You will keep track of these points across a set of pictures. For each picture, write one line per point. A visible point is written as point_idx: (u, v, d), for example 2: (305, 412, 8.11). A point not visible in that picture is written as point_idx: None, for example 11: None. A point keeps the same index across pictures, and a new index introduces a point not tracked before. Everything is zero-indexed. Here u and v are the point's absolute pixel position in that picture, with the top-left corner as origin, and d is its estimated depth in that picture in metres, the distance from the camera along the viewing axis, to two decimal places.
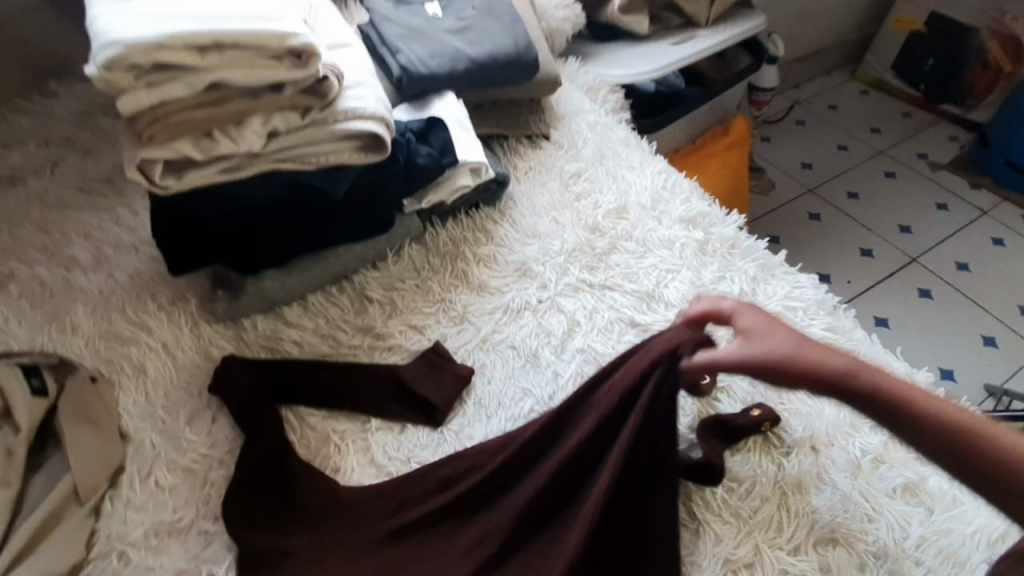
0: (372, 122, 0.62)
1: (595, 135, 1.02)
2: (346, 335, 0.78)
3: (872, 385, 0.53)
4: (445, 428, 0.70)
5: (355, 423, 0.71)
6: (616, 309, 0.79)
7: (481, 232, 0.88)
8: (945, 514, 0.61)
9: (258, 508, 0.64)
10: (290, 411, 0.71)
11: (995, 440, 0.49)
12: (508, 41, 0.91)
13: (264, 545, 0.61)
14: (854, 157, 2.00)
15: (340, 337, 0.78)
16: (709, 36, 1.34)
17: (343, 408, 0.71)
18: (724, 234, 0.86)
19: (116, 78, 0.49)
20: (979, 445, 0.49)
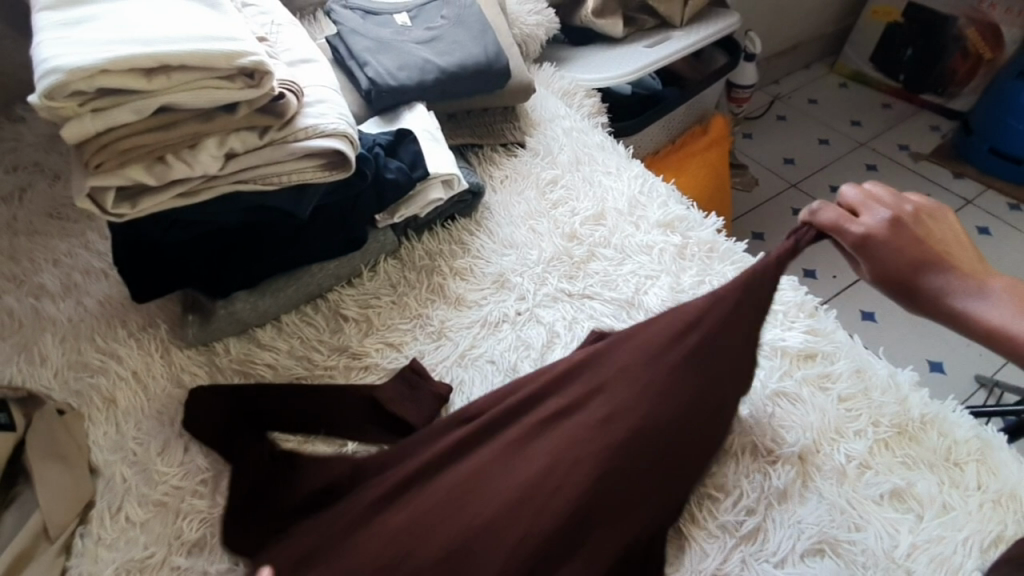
0: (334, 139, 0.61)
1: (571, 141, 1.01)
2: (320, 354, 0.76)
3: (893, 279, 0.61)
4: None
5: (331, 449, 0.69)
6: (596, 318, 0.78)
7: (458, 244, 0.87)
8: (936, 520, 0.60)
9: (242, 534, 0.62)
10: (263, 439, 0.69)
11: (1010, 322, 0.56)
12: (478, 50, 0.90)
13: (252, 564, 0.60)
14: (836, 151, 2.01)
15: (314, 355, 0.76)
16: (684, 37, 1.34)
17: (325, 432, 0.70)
18: (702, 238, 0.84)
19: (59, 106, 0.47)
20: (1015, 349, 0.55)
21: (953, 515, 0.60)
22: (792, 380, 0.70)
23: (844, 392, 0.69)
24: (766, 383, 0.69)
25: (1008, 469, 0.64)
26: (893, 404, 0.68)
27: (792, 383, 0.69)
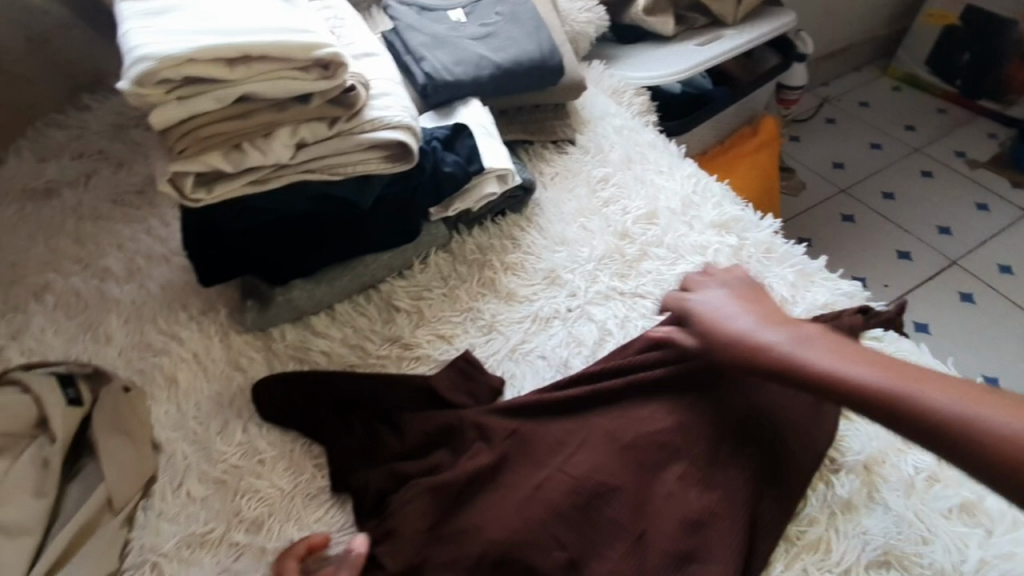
0: (399, 132, 0.62)
1: (622, 139, 1.00)
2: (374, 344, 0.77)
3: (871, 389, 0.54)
4: None
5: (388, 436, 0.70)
6: (648, 317, 0.77)
7: (508, 239, 0.87)
8: (1008, 536, 0.57)
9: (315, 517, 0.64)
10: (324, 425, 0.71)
11: (920, 390, 0.52)
12: (533, 46, 0.90)
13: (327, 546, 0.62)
14: (888, 156, 1.94)
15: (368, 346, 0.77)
16: (737, 36, 1.31)
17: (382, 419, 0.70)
18: (759, 239, 0.83)
19: (147, 93, 0.49)
20: (926, 412, 0.51)
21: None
22: None
23: None
24: None
25: None
26: None
27: None
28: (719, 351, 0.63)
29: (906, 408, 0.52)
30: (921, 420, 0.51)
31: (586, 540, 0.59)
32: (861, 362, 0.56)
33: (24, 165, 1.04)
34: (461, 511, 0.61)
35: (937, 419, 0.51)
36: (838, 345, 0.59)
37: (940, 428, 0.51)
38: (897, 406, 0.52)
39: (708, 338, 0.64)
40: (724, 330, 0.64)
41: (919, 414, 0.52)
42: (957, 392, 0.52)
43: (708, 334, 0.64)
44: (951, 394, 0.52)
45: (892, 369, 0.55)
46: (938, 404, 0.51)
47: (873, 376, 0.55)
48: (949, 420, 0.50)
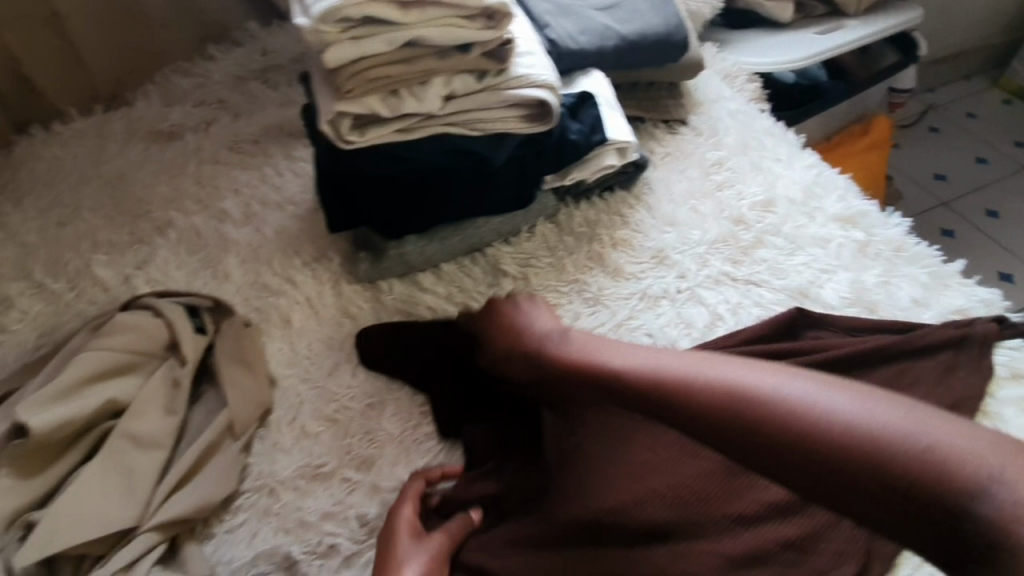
0: (543, 91, 0.61)
1: (737, 124, 0.96)
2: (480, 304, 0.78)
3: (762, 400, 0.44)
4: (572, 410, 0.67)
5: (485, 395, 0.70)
6: (764, 306, 0.74)
7: (616, 215, 0.86)
8: None
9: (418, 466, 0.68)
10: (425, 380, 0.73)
11: (787, 386, 0.44)
12: (659, 20, 0.88)
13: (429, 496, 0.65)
14: (997, 171, 1.81)
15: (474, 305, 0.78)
16: (859, 28, 1.24)
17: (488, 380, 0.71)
18: (888, 237, 0.78)
19: (328, 30, 0.51)
20: (847, 432, 0.40)
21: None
22: (993, 400, 0.64)
23: None
24: None
25: None
26: None
27: (994, 402, 0.64)
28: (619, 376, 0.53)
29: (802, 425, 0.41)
30: (834, 440, 0.40)
31: (692, 508, 0.60)
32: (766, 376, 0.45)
33: (151, 109, 1.10)
34: (573, 465, 0.61)
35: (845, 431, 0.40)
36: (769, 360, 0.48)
37: (873, 459, 0.38)
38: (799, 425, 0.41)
39: (617, 364, 0.54)
40: (624, 359, 0.54)
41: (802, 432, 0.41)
42: (878, 398, 0.41)
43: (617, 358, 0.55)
44: (868, 401, 0.41)
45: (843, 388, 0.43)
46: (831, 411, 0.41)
47: (795, 380, 0.44)
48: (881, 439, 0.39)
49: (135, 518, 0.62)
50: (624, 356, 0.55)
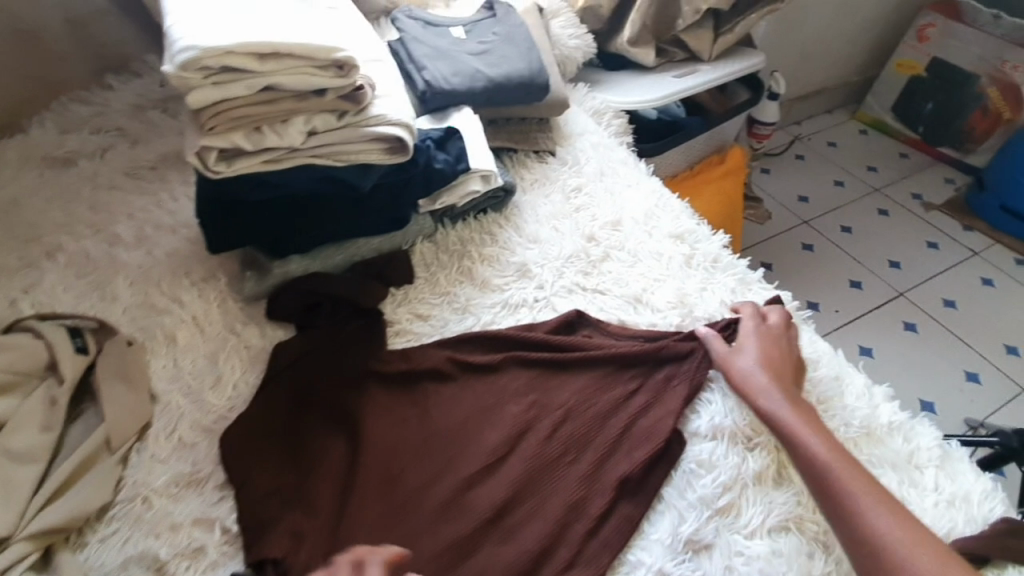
0: (398, 128, 0.71)
1: (597, 155, 1.13)
2: (344, 311, 0.84)
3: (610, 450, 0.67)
4: (406, 408, 0.75)
5: (334, 390, 0.76)
6: (605, 311, 0.87)
7: (487, 235, 0.97)
8: None
9: (253, 457, 0.70)
10: (286, 377, 0.79)
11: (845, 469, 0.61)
12: (523, 65, 1.01)
13: (260, 480, 0.68)
14: (849, 194, 2.09)
15: (340, 311, 0.84)
16: (711, 71, 1.44)
17: (344, 377, 0.78)
18: (708, 250, 0.94)
19: (190, 76, 0.58)
20: (859, 529, 0.57)
21: (911, 511, 0.65)
22: None
23: (822, 395, 0.75)
24: None
25: (963, 477, 0.69)
26: (865, 409, 0.74)
27: None
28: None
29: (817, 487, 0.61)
30: (825, 484, 0.61)
31: (493, 492, 0.67)
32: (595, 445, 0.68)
33: (46, 136, 1.11)
34: (392, 457, 0.70)
35: (868, 544, 0.56)
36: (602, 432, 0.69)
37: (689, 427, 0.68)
38: (808, 464, 0.63)
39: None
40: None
41: (814, 475, 0.62)
42: (907, 525, 0.56)
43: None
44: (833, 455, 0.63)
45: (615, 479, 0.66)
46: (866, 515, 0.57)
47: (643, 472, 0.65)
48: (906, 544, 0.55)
49: (9, 529, 0.64)
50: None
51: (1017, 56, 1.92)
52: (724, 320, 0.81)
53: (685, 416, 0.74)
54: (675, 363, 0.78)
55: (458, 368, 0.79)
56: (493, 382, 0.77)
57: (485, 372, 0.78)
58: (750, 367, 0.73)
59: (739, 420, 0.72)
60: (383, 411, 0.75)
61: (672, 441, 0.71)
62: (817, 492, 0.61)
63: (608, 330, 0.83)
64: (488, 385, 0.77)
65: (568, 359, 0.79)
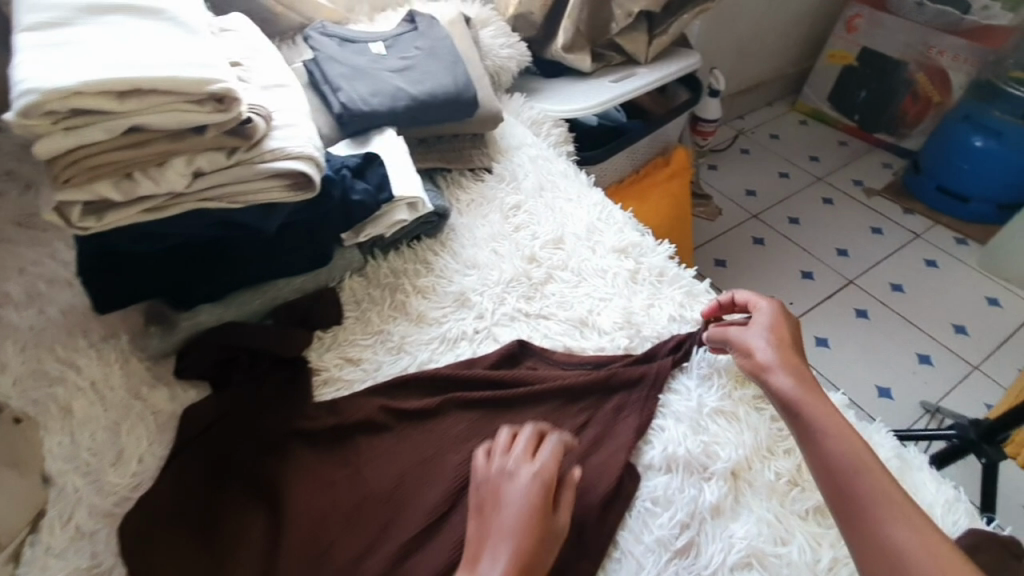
0: (299, 161, 0.64)
1: (535, 169, 1.08)
2: (267, 364, 0.77)
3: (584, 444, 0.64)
4: (336, 468, 0.68)
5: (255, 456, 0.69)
6: (549, 337, 0.82)
7: (422, 264, 0.90)
8: None
9: (159, 545, 0.62)
10: (200, 445, 0.70)
11: (867, 471, 0.57)
12: (448, 79, 0.95)
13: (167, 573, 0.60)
14: (795, 184, 2.12)
15: (261, 363, 0.76)
16: (648, 74, 1.41)
17: (268, 439, 0.70)
18: (654, 264, 0.91)
19: (32, 123, 0.50)
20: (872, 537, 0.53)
21: None
22: (731, 400, 0.73)
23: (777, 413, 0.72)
24: (706, 401, 0.73)
25: (926, 490, 0.67)
26: None
27: (730, 402, 0.73)
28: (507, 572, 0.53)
29: (833, 487, 0.57)
30: (845, 485, 0.56)
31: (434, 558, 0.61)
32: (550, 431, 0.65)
33: None
34: (321, 530, 0.63)
35: (882, 554, 0.52)
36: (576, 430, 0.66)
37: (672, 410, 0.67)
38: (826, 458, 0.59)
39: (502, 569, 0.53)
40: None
41: (830, 473, 0.58)
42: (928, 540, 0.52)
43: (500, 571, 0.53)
44: (854, 453, 0.58)
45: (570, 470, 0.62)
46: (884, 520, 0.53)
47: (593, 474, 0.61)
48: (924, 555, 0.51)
49: None
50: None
51: (942, 42, 1.97)
52: (673, 341, 0.78)
53: (638, 448, 0.70)
54: (622, 392, 0.74)
55: (392, 417, 0.72)
56: (432, 430, 0.71)
57: (422, 418, 0.72)
58: (768, 358, 0.67)
59: (693, 447, 0.68)
60: (309, 476, 0.67)
61: (625, 479, 0.67)
62: (831, 492, 0.57)
63: (552, 359, 0.78)
64: (427, 433, 0.71)
65: (513, 395, 0.73)
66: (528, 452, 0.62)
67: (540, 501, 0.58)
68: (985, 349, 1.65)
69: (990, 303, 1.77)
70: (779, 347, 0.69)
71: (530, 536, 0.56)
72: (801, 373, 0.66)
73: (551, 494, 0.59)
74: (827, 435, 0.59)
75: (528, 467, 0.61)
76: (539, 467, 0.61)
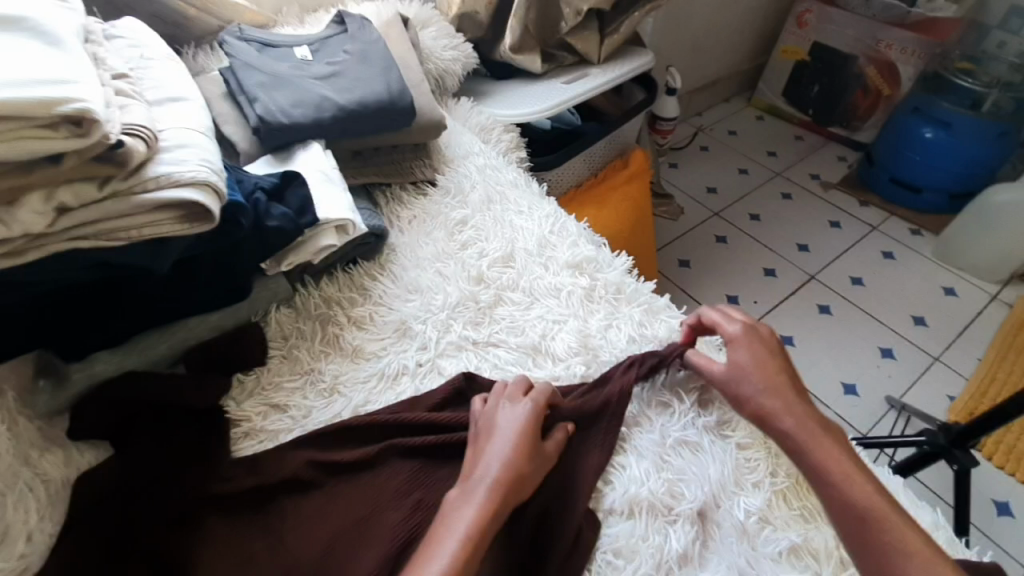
0: (191, 188, 0.55)
1: (483, 179, 1.01)
2: (176, 417, 0.66)
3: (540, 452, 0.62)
4: (257, 538, 0.60)
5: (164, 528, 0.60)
6: (499, 368, 0.75)
7: (359, 291, 0.82)
8: None
9: None
10: (95, 517, 0.60)
11: (883, 512, 0.56)
12: (381, 85, 0.86)
13: None
14: (755, 180, 2.11)
15: (168, 418, 0.66)
16: (601, 74, 1.36)
17: (175, 508, 0.61)
18: (610, 279, 0.86)
19: None
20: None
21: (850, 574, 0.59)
22: (694, 430, 0.70)
23: (742, 441, 0.69)
24: (669, 432, 0.69)
25: None
26: None
27: (694, 431, 0.69)
28: (478, 514, 0.55)
29: (859, 543, 0.55)
30: (868, 537, 0.55)
31: None
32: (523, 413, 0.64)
33: None
34: None
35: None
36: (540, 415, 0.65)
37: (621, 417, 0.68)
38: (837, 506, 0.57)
39: (474, 511, 0.55)
40: (451, 548, 0.52)
41: (850, 518, 0.56)
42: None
43: (472, 513, 0.55)
44: (866, 494, 0.57)
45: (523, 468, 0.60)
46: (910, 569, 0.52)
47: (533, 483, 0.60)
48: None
49: None
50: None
51: (890, 35, 1.98)
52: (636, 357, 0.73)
53: (597, 490, 0.64)
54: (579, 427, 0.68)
55: (322, 472, 0.64)
56: (369, 486, 0.63)
57: (358, 470, 0.65)
58: (770, 399, 0.64)
59: (656, 487, 0.64)
60: (224, 552, 0.59)
61: (584, 529, 0.60)
62: (856, 546, 0.56)
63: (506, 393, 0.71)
64: (362, 488, 0.63)
65: (459, 439, 0.66)
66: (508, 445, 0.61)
67: (524, 449, 0.61)
68: (946, 340, 1.66)
69: (947, 293, 1.78)
70: (776, 389, 0.65)
71: (506, 484, 0.58)
72: (805, 410, 0.64)
73: (532, 439, 0.62)
74: (841, 485, 0.58)
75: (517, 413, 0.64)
76: (525, 410, 0.64)
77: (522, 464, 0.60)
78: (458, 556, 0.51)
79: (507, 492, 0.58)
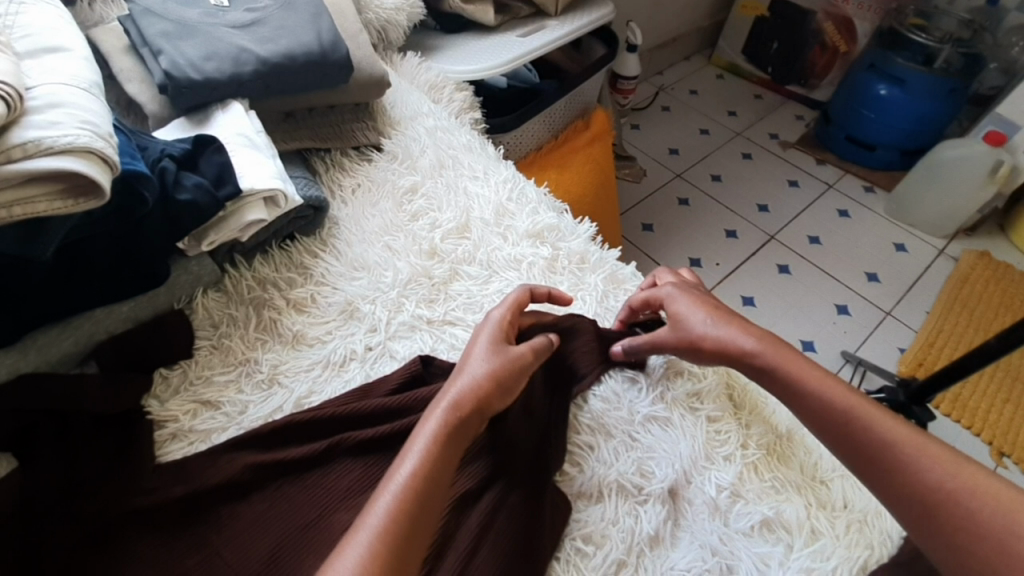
0: (68, 157, 0.46)
1: (433, 142, 0.92)
2: (84, 426, 0.57)
3: (499, 369, 0.57)
4: (191, 555, 0.53)
5: (79, 553, 0.52)
6: (457, 348, 0.70)
7: (298, 270, 0.74)
8: (806, 548, 0.58)
9: None
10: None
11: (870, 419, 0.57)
12: (310, 35, 0.76)
13: None
14: (715, 140, 2.08)
15: (72, 428, 0.57)
16: (559, 26, 1.26)
17: (87, 535, 0.53)
18: (572, 249, 0.81)
19: None
20: (910, 481, 0.54)
21: (822, 545, 0.58)
22: (663, 405, 0.67)
23: (712, 413, 0.67)
24: (639, 408, 0.66)
25: None
26: (760, 424, 0.66)
27: (663, 407, 0.66)
28: (438, 427, 0.52)
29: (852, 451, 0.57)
30: (873, 455, 0.56)
31: None
32: (483, 339, 0.60)
33: None
34: None
35: (922, 493, 0.53)
36: (500, 328, 0.62)
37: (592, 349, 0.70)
38: (839, 434, 0.58)
39: (429, 427, 0.52)
40: (410, 465, 0.49)
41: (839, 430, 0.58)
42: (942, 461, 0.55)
43: (432, 424, 0.52)
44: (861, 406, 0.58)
45: (483, 383, 0.55)
46: (919, 471, 0.54)
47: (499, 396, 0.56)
48: (968, 493, 0.53)
49: None
50: (343, 557, 0.44)
51: None
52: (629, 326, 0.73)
53: (563, 474, 0.61)
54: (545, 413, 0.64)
55: (264, 475, 0.58)
56: (318, 488, 0.57)
57: (302, 470, 0.59)
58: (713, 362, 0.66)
59: (625, 467, 0.61)
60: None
61: (550, 511, 0.57)
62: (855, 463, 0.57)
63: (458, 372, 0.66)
64: (308, 490, 0.57)
65: (411, 427, 0.60)
66: (472, 361, 0.58)
67: (495, 359, 0.58)
68: (897, 294, 1.71)
69: (899, 249, 1.82)
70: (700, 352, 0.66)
71: (474, 391, 0.55)
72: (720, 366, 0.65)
73: (493, 353, 0.58)
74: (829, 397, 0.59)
75: (486, 332, 0.61)
76: (488, 328, 0.62)
77: (489, 376, 0.56)
78: (414, 473, 0.49)
79: (469, 407, 0.54)
